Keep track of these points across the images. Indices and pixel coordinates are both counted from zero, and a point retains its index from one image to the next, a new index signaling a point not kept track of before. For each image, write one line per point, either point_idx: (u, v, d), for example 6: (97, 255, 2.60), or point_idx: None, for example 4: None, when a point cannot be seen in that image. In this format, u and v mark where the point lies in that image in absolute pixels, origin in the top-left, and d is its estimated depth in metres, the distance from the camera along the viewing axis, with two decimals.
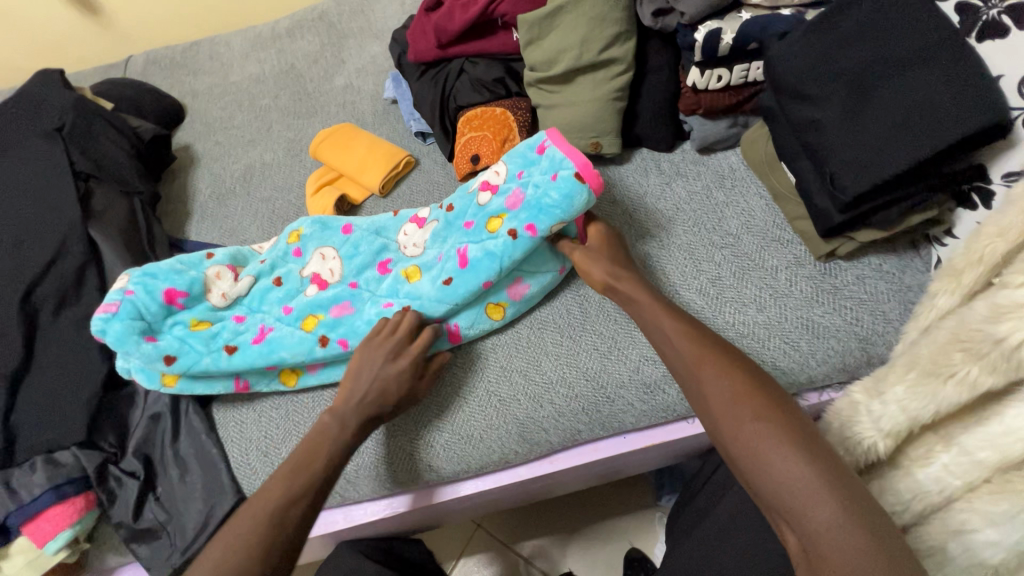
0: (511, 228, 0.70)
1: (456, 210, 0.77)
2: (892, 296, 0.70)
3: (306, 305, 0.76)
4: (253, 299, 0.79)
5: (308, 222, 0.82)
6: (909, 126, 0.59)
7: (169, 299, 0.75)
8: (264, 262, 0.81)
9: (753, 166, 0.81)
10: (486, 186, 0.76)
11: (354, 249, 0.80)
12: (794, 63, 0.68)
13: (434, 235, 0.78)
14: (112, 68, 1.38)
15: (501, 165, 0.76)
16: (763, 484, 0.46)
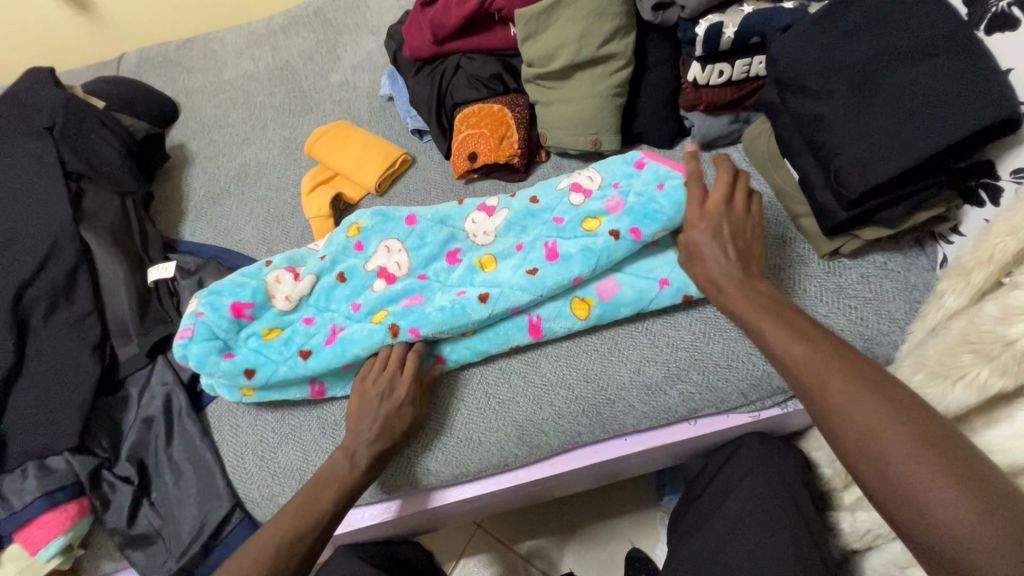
0: (613, 229, 0.68)
1: (542, 205, 0.75)
2: (897, 295, 0.68)
3: (380, 302, 0.72)
4: (320, 298, 0.74)
5: (368, 213, 0.77)
6: (917, 121, 0.57)
7: (237, 313, 0.72)
8: (324, 257, 0.75)
9: (755, 162, 0.80)
10: (577, 188, 0.75)
11: (420, 241, 0.76)
12: (798, 57, 0.66)
13: (508, 223, 0.75)
14: (104, 67, 1.37)
15: (596, 172, 0.76)
16: (907, 515, 0.40)
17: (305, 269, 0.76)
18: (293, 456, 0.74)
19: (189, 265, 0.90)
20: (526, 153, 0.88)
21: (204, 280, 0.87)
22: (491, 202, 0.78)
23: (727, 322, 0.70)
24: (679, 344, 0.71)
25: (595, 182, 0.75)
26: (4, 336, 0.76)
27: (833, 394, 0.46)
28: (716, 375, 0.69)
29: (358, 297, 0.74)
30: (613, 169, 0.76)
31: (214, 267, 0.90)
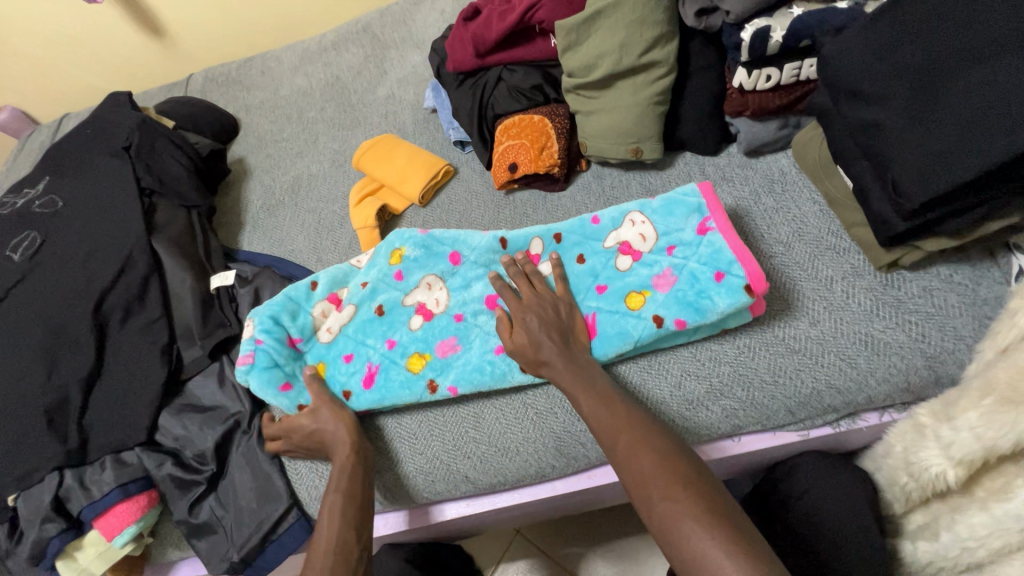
0: (657, 314, 0.68)
1: (587, 267, 0.74)
2: (965, 310, 0.64)
3: (421, 343, 0.76)
4: (358, 331, 0.78)
5: (411, 244, 0.80)
6: (986, 126, 0.53)
7: (290, 344, 0.79)
8: (366, 287, 0.79)
9: (806, 169, 0.77)
10: (626, 250, 0.74)
11: (462, 283, 0.78)
12: (852, 61, 0.63)
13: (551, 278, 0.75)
14: (174, 87, 1.47)
15: (649, 228, 0.74)
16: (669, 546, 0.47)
17: (346, 297, 0.81)
18: None
19: (247, 273, 0.96)
20: (567, 162, 0.88)
21: (260, 288, 0.93)
22: (536, 248, 0.78)
23: (775, 337, 0.68)
24: (722, 358, 0.69)
25: (646, 243, 0.73)
26: (87, 340, 0.84)
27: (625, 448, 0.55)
28: (762, 392, 0.67)
29: (396, 335, 0.77)
30: (669, 220, 0.73)
31: (269, 275, 0.95)
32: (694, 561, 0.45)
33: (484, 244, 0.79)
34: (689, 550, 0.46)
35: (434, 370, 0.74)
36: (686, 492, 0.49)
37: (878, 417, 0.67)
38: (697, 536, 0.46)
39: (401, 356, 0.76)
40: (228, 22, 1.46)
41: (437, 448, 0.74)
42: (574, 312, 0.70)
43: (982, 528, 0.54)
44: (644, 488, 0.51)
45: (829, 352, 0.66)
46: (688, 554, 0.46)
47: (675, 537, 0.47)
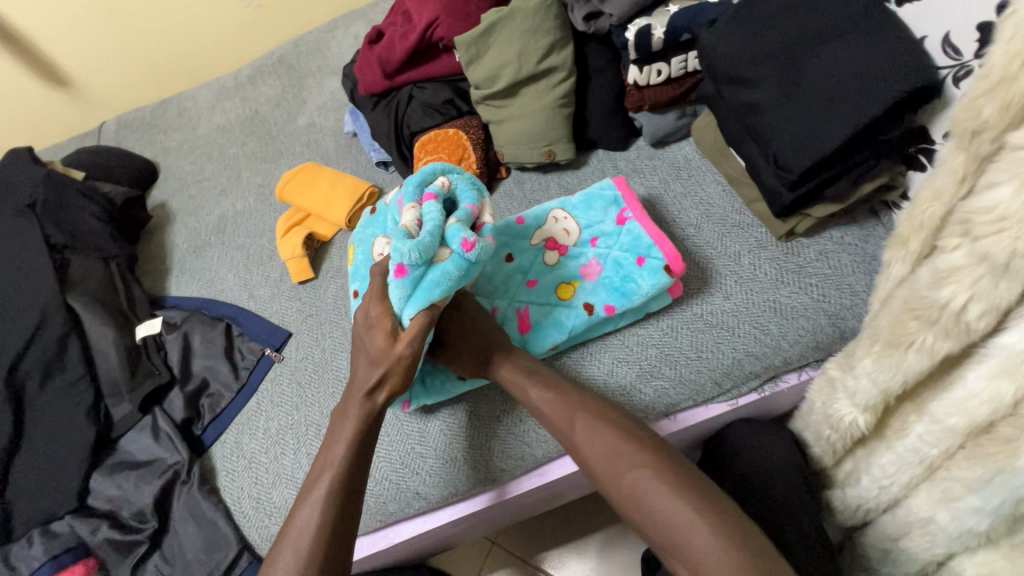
0: (588, 303, 0.71)
1: (516, 265, 0.76)
2: (857, 268, 0.69)
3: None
4: None
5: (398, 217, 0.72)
6: (843, 99, 0.58)
7: None
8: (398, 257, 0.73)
9: (705, 154, 0.81)
10: (553, 245, 0.76)
11: None
12: (725, 50, 0.67)
13: (484, 281, 0.77)
14: (87, 137, 1.42)
15: (572, 223, 0.76)
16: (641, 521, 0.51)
17: None
18: (287, 496, 0.76)
19: (175, 319, 0.93)
20: (486, 172, 0.90)
21: (189, 332, 0.91)
22: None
23: (694, 315, 0.72)
24: (649, 341, 0.72)
25: (571, 238, 0.76)
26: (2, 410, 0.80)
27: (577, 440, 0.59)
28: (687, 368, 0.70)
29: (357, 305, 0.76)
30: (589, 214, 0.76)
31: (199, 317, 0.92)
32: (663, 529, 0.49)
33: None
34: (659, 522, 0.49)
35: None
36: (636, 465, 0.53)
37: (796, 377, 0.71)
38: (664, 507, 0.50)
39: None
40: (138, 66, 1.43)
41: (386, 468, 0.74)
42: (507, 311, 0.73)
43: (891, 465, 0.56)
44: (610, 468, 0.55)
45: (744, 322, 0.70)
46: (648, 518, 0.50)
47: (643, 509, 0.51)
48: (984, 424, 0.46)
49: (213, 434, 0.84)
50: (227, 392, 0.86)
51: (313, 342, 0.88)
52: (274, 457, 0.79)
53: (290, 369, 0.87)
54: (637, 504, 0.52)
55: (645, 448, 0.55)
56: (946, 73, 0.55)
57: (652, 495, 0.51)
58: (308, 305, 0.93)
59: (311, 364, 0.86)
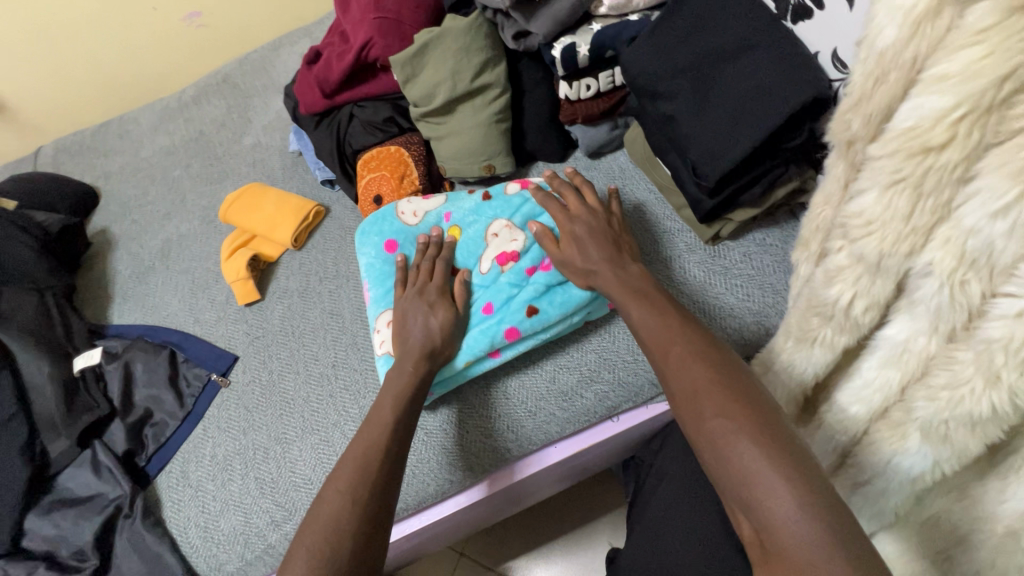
0: (533, 305, 0.71)
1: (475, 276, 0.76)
2: (777, 268, 0.73)
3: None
4: None
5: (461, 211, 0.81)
6: (749, 110, 0.62)
7: (502, 262, 0.75)
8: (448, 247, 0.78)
9: (637, 164, 0.84)
10: (503, 259, 0.75)
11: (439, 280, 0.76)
12: (644, 66, 0.71)
13: None
14: (22, 163, 1.37)
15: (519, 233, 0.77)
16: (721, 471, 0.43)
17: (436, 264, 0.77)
18: (235, 522, 0.75)
19: (116, 348, 0.91)
20: (429, 187, 0.92)
21: (130, 361, 0.88)
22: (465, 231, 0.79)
23: None
24: (587, 347, 0.74)
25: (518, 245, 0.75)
26: None
27: (672, 369, 0.51)
28: (625, 372, 0.72)
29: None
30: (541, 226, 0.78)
31: (140, 345, 0.90)
32: (744, 479, 0.41)
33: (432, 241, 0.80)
34: (739, 474, 0.42)
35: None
36: (716, 388, 0.47)
37: None
38: (749, 454, 0.42)
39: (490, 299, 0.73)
40: (76, 88, 1.39)
41: None
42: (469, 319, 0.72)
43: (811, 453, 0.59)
44: (684, 410, 0.48)
45: None
46: (712, 444, 0.44)
47: (724, 453, 0.43)
48: (880, 409, 0.49)
49: (158, 464, 0.82)
50: (172, 420, 0.85)
51: (260, 365, 0.88)
52: (221, 483, 0.78)
53: (237, 393, 0.86)
54: (716, 445, 0.44)
55: (728, 365, 0.50)
56: (837, 86, 0.60)
57: (714, 417, 0.45)
58: (255, 327, 0.92)
59: (258, 387, 0.85)
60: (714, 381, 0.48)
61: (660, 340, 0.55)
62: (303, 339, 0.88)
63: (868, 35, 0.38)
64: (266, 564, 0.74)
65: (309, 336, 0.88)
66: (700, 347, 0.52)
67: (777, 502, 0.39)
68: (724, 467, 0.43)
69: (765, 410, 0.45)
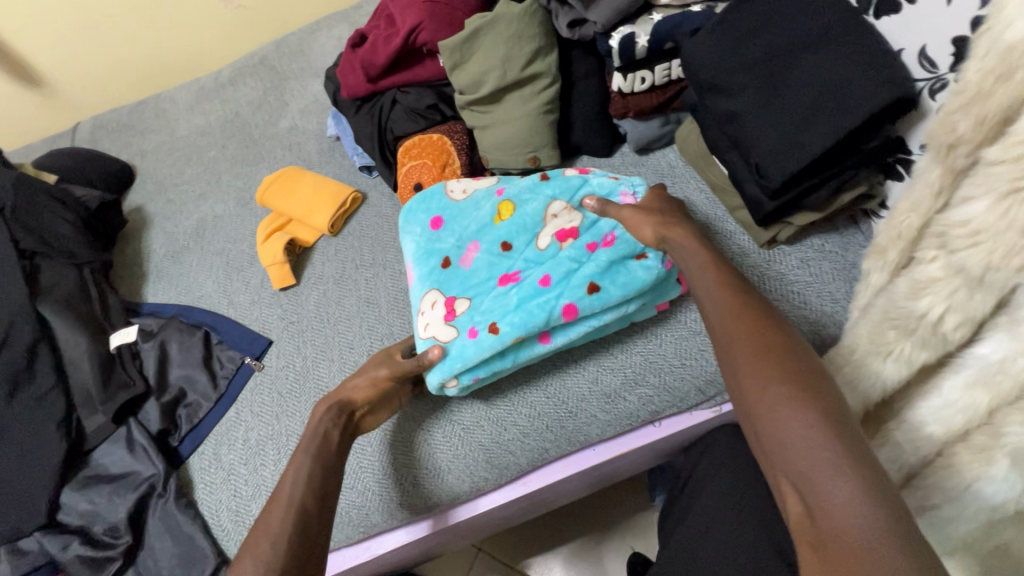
0: (594, 281, 0.67)
1: (528, 254, 0.74)
2: (837, 276, 0.70)
3: (465, 283, 0.75)
4: (482, 279, 0.74)
5: (513, 187, 0.79)
6: (822, 109, 0.59)
7: (562, 237, 0.73)
8: (501, 223, 0.77)
9: (689, 162, 0.82)
10: (562, 235, 0.73)
11: (490, 258, 0.75)
12: (708, 59, 0.68)
13: (488, 268, 0.75)
14: (60, 138, 1.38)
15: (578, 213, 0.75)
16: (775, 447, 0.42)
17: (489, 240, 0.76)
18: None
19: (151, 326, 0.91)
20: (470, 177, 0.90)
21: (166, 341, 0.88)
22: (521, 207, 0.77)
23: (680, 321, 0.72)
24: (632, 349, 0.72)
25: (577, 223, 0.73)
26: None
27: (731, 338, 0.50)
28: (671, 376, 0.70)
29: (493, 261, 0.75)
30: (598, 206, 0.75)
31: (176, 325, 0.90)
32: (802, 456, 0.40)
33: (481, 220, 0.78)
34: (796, 451, 0.40)
35: (491, 315, 0.69)
36: (775, 360, 0.46)
37: None
38: (809, 433, 0.40)
39: (547, 272, 0.70)
40: (114, 65, 1.39)
41: (371, 477, 0.72)
42: (523, 296, 0.69)
43: None
44: (740, 383, 0.47)
45: None
46: (768, 418, 0.43)
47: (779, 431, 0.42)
48: (960, 432, 0.47)
49: (191, 445, 0.82)
50: (205, 401, 0.84)
51: (294, 351, 0.87)
52: (254, 468, 0.78)
53: (270, 378, 0.85)
54: (773, 419, 0.43)
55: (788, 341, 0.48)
56: (922, 86, 0.56)
57: (774, 390, 0.44)
58: (290, 312, 0.91)
59: (291, 372, 0.84)
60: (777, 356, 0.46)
61: (726, 304, 0.53)
62: (337, 327, 0.87)
63: (992, 25, 0.36)
64: None
65: (344, 325, 0.87)
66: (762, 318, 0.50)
67: (836, 484, 0.38)
68: (779, 442, 0.42)
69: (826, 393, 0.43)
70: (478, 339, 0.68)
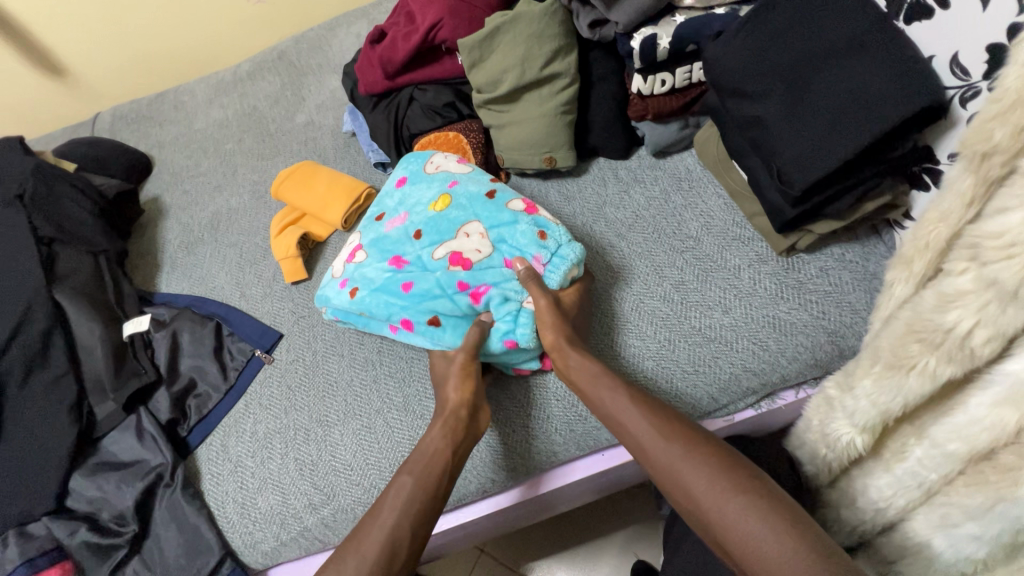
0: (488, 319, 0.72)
1: (433, 253, 0.75)
2: (857, 286, 0.68)
3: (364, 291, 0.75)
4: (392, 250, 0.77)
5: (463, 194, 0.78)
6: (848, 115, 0.57)
7: (465, 262, 0.73)
8: (425, 219, 0.77)
9: (707, 166, 0.80)
10: (459, 261, 0.73)
11: (408, 243, 0.77)
12: (731, 63, 0.67)
13: (401, 241, 0.77)
14: (80, 127, 1.40)
15: (486, 243, 0.74)
16: (749, 564, 0.48)
17: (414, 225, 0.78)
18: (273, 501, 0.74)
19: (164, 316, 0.92)
20: None
21: (178, 331, 0.89)
22: (454, 228, 0.75)
23: (693, 328, 0.71)
24: (645, 355, 0.71)
25: (484, 254, 0.73)
26: None
27: (673, 466, 0.54)
28: (684, 382, 0.69)
29: (407, 273, 0.75)
30: (523, 238, 0.73)
31: (188, 316, 0.91)
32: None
33: (419, 211, 0.78)
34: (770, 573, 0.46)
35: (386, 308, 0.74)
36: (718, 479, 0.52)
37: (794, 394, 0.70)
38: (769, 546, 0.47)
39: (411, 316, 0.73)
40: (135, 57, 1.41)
41: (376, 475, 0.72)
42: (411, 305, 0.73)
43: (888, 488, 0.54)
44: (685, 500, 0.53)
45: (742, 337, 0.69)
46: (738, 536, 0.49)
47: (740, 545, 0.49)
48: (985, 450, 0.45)
49: (199, 436, 0.82)
50: (215, 392, 0.85)
51: (305, 345, 0.87)
52: (261, 461, 0.78)
53: (280, 371, 0.85)
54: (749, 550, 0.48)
55: (715, 449, 0.55)
56: (953, 94, 0.55)
57: (735, 511, 0.49)
58: (301, 306, 0.91)
59: (301, 367, 0.84)
60: (720, 466, 0.53)
61: (655, 434, 0.57)
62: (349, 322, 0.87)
63: None
64: (300, 546, 0.73)
65: None
66: (693, 438, 0.56)
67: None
68: (751, 558, 0.48)
69: (777, 502, 0.49)
70: (382, 324, 0.76)
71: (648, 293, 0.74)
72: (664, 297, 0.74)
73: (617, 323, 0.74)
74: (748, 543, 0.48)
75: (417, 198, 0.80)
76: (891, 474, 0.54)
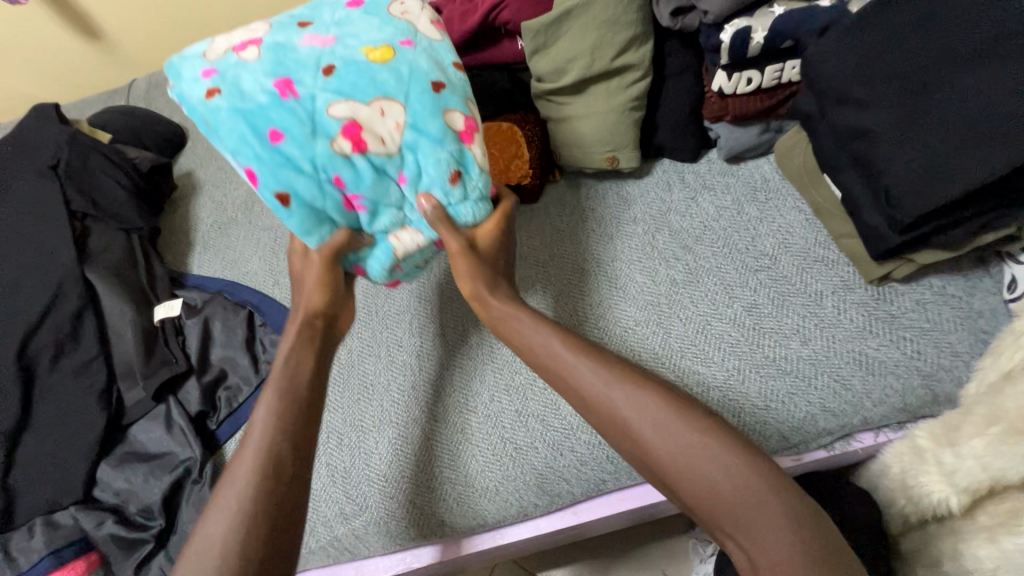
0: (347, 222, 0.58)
1: (321, 97, 0.54)
2: (959, 325, 0.61)
3: (224, 99, 0.53)
4: (290, 63, 0.55)
5: (405, 63, 0.57)
6: (982, 134, 0.50)
7: (356, 140, 0.55)
8: (341, 57, 0.56)
9: (790, 176, 0.73)
10: (351, 133, 0.54)
11: (301, 65, 0.55)
12: (839, 65, 0.59)
13: (292, 59, 0.56)
14: (114, 95, 1.36)
15: (395, 133, 0.56)
16: (690, 497, 0.44)
17: (331, 47, 0.57)
18: None
19: (196, 301, 0.88)
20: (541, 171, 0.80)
21: (211, 319, 0.85)
22: (362, 93, 0.55)
23: (766, 357, 0.64)
24: (711, 383, 0.64)
25: (386, 147, 0.56)
26: (13, 389, 0.76)
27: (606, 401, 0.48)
28: (754, 417, 0.62)
29: (284, 108, 0.53)
30: (434, 159, 0.56)
31: (221, 303, 0.87)
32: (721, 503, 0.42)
33: (341, 50, 0.57)
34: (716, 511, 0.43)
35: (234, 119, 0.53)
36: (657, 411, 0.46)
37: (873, 437, 0.63)
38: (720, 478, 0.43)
39: (259, 170, 0.53)
40: (172, 23, 1.35)
41: (411, 489, 0.69)
42: (264, 124, 0.53)
43: (992, 562, 0.48)
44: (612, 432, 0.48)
45: (822, 372, 0.62)
46: (677, 465, 0.44)
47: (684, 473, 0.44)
48: None
49: (228, 430, 0.79)
50: (246, 385, 0.81)
51: None
52: None
53: None
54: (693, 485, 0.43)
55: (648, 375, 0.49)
56: None
57: (684, 440, 0.45)
58: None
59: (334, 365, 0.79)
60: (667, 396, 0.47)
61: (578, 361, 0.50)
62: (385, 321, 0.81)
63: None
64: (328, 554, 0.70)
65: (393, 320, 0.81)
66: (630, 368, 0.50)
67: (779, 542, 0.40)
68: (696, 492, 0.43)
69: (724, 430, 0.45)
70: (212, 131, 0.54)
71: (716, 316, 0.68)
72: (735, 320, 0.67)
73: (682, 343, 0.67)
74: (694, 475, 0.44)
75: (350, 36, 0.58)
76: (997, 547, 0.48)
